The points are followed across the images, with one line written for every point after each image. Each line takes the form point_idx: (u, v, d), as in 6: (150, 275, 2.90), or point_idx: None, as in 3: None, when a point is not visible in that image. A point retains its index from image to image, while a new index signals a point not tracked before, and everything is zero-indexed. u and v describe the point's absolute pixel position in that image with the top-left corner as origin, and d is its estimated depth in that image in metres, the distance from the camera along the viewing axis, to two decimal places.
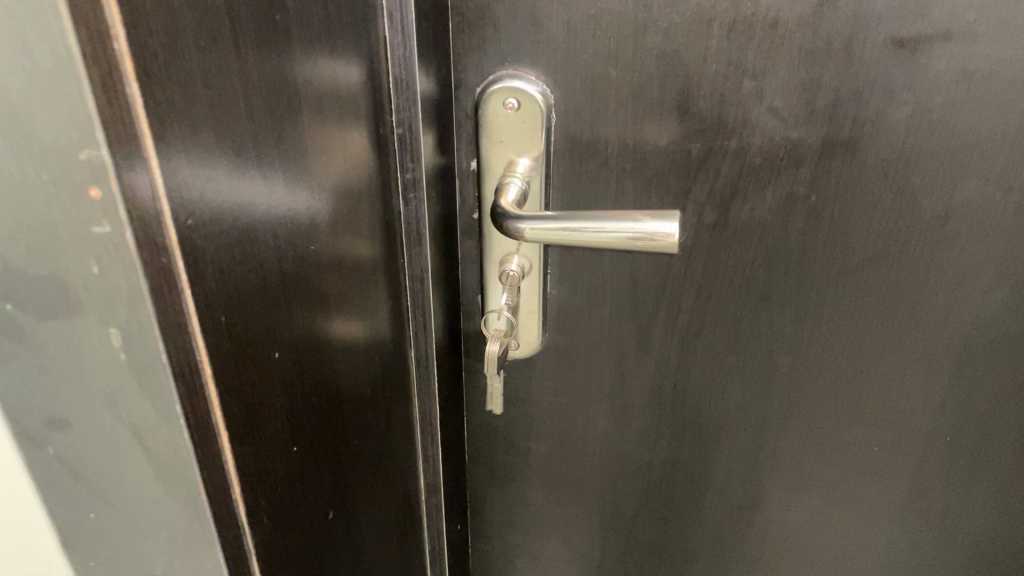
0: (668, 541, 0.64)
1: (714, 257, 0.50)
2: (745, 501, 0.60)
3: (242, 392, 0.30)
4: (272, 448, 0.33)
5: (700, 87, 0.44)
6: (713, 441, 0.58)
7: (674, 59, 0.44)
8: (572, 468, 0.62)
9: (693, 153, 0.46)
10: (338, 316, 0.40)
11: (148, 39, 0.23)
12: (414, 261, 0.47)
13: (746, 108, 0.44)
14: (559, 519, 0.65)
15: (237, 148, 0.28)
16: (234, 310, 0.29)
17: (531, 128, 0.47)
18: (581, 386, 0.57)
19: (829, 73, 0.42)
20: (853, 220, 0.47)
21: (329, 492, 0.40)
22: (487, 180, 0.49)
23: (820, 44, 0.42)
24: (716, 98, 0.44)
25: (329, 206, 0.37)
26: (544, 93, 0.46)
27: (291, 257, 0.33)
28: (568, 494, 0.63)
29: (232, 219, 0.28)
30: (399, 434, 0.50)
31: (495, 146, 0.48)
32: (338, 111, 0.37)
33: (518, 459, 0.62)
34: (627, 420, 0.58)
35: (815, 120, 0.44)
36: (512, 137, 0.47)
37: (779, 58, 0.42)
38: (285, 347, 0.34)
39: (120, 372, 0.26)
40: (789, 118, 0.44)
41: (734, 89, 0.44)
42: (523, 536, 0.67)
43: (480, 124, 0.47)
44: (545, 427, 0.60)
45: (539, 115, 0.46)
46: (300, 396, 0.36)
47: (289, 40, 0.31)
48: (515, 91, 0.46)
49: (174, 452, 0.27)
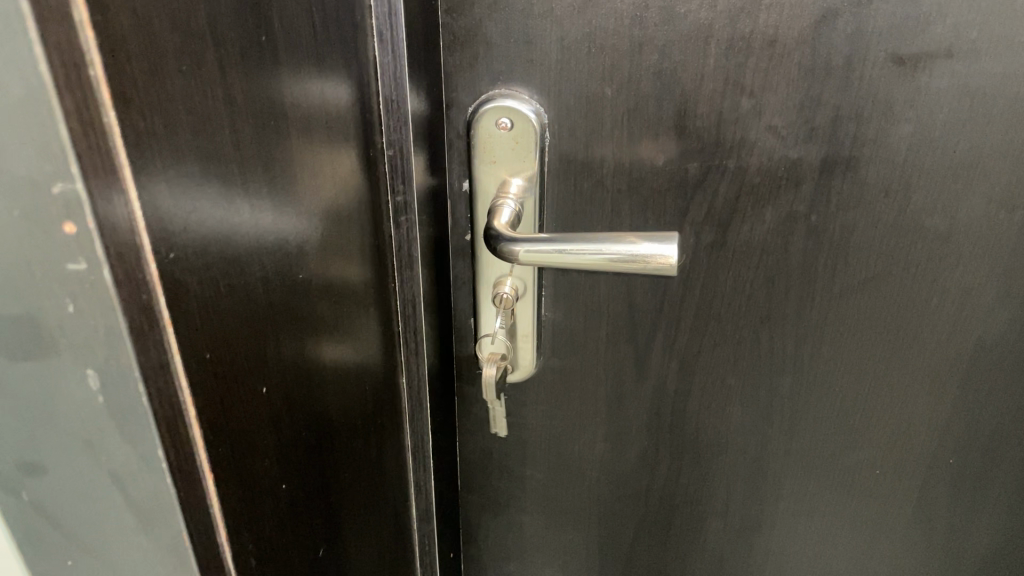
0: (668, 566, 0.63)
1: (713, 278, 0.49)
2: (747, 525, 0.59)
3: (230, 430, 0.29)
4: (261, 485, 0.32)
5: (697, 106, 0.43)
6: (714, 464, 0.57)
7: (671, 78, 0.43)
8: (568, 492, 0.60)
9: (691, 172, 0.45)
10: (328, 343, 0.38)
11: (127, 65, 0.21)
12: (406, 285, 0.46)
13: (745, 126, 0.43)
14: (555, 545, 0.63)
15: (223, 176, 0.27)
16: (219, 345, 0.27)
17: (524, 148, 0.46)
18: (577, 409, 0.56)
19: (830, 91, 0.41)
20: (854, 239, 0.46)
21: (319, 528, 0.38)
22: (481, 201, 0.48)
23: (820, 62, 0.41)
24: (714, 116, 0.43)
25: (318, 231, 0.36)
26: (538, 113, 0.45)
27: (278, 286, 0.32)
28: (565, 518, 0.62)
29: (218, 250, 0.27)
30: (390, 463, 0.49)
31: (488, 167, 0.46)
32: (327, 132, 0.35)
33: (513, 484, 0.61)
34: (625, 443, 0.57)
35: (814, 138, 0.43)
36: (504, 158, 0.46)
37: (779, 75, 0.42)
38: (274, 380, 0.32)
39: (98, 416, 0.25)
40: (789, 137, 0.43)
41: (733, 108, 0.43)
42: (519, 562, 0.65)
43: (473, 144, 0.46)
44: (540, 451, 0.59)
45: (531, 135, 0.45)
46: (289, 427, 0.34)
47: (276, 61, 0.30)
48: (507, 110, 0.45)
49: (156, 498, 0.26)
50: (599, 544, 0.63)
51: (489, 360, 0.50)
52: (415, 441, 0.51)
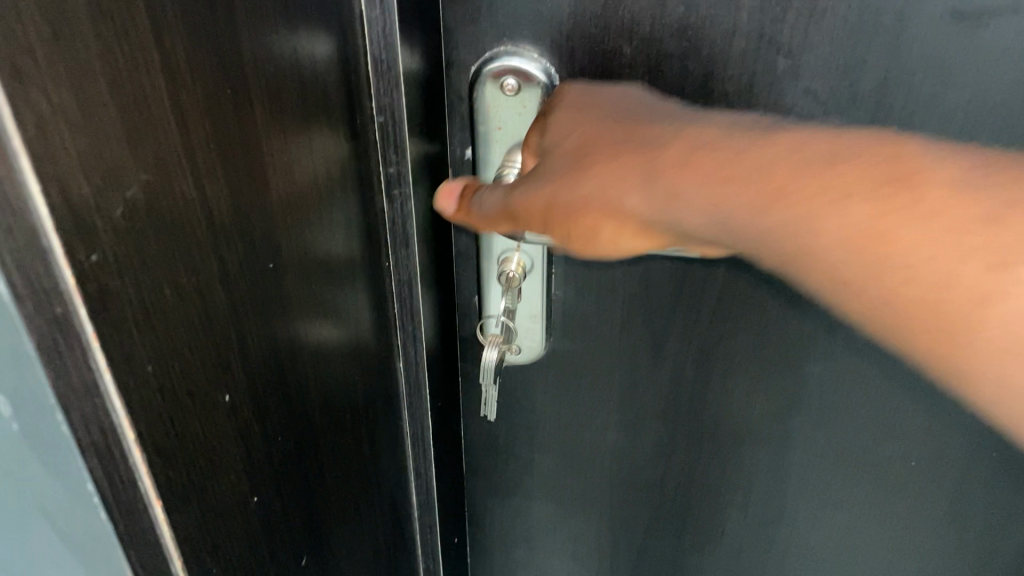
0: (683, 556, 0.60)
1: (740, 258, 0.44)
2: (769, 516, 0.55)
3: (185, 449, 0.25)
4: (226, 503, 0.28)
5: (727, 67, 0.38)
6: (734, 453, 0.53)
7: (699, 35, 0.38)
8: (579, 478, 0.57)
9: None
10: (308, 335, 0.34)
11: (18, 29, 0.17)
12: (400, 264, 0.42)
13: (780, 90, 0.39)
14: (565, 531, 0.61)
15: (163, 159, 0.23)
16: (167, 356, 0.24)
17: (532, 112, 0.41)
18: (589, 392, 0.52)
19: (877, 52, 0.36)
20: None
21: (299, 537, 0.35)
22: (485, 170, 0.43)
23: (868, 17, 0.36)
24: (745, 79, 0.39)
25: (292, 212, 0.32)
26: (547, 72, 0.40)
27: (243, 279, 0.28)
28: (575, 503, 0.58)
29: (160, 245, 0.23)
30: (385, 453, 0.45)
31: (493, 133, 0.42)
32: (301, 100, 0.31)
33: (521, 469, 0.57)
34: (639, 429, 0.53)
35: (858, 105, 0.38)
36: (511, 123, 0.41)
37: (819, 34, 0.37)
38: (240, 386, 0.28)
39: (14, 446, 0.21)
40: (829, 103, 0.38)
41: (767, 68, 0.38)
42: (527, 546, 0.63)
43: (476, 108, 0.41)
44: (550, 436, 0.55)
45: (540, 98, 0.41)
46: (259, 434, 0.30)
47: (232, 20, 0.26)
48: (513, 70, 0.40)
49: (92, 533, 0.23)
50: (609, 530, 0.60)
51: (490, 339, 0.46)
52: (415, 428, 0.48)
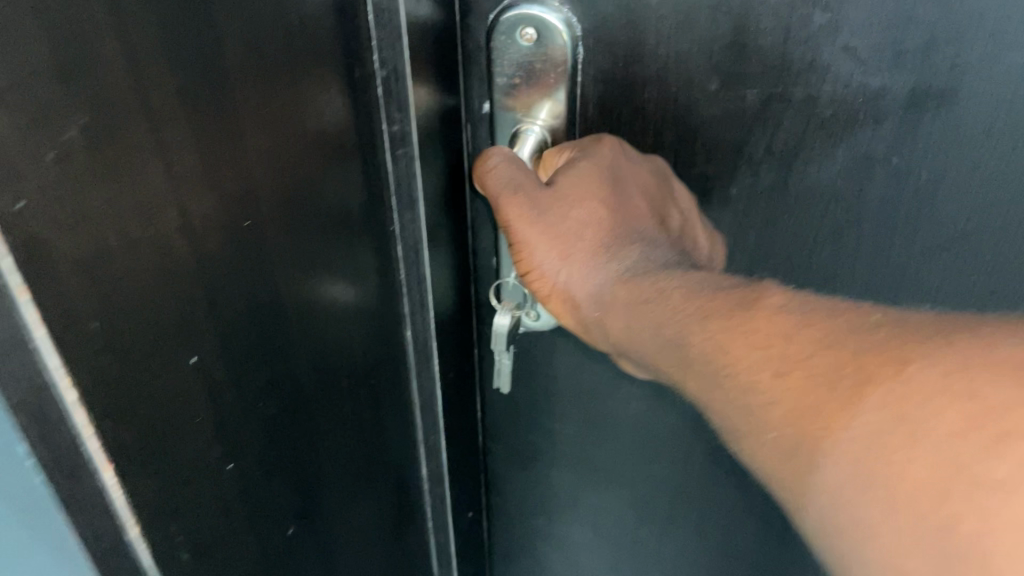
0: (710, 537, 0.57)
1: (772, 223, 0.41)
2: (758, 515, 0.54)
3: (140, 410, 0.24)
4: (196, 466, 0.27)
5: (759, 21, 0.35)
6: (730, 448, 0.51)
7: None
8: (604, 450, 0.55)
9: (750, 101, 0.38)
10: (297, 296, 0.33)
11: None
12: (407, 229, 0.40)
13: (817, 47, 0.35)
14: (589, 504, 0.59)
15: (103, 103, 0.21)
16: (115, 312, 0.22)
17: (553, 65, 0.39)
18: (589, 373, 0.51)
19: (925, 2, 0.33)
20: (945, 188, 0.38)
21: (286, 502, 0.34)
22: (503, 124, 0.41)
23: None
24: (778, 34, 0.35)
25: (277, 164, 0.30)
26: (569, 23, 0.38)
27: (213, 234, 0.26)
28: (568, 483, 0.58)
29: (102, 195, 0.21)
30: (390, 420, 0.44)
31: (512, 85, 0.40)
32: (286, 46, 0.29)
33: (544, 439, 0.56)
34: (634, 417, 0.52)
35: (903, 64, 0.35)
36: (529, 78, 0.40)
37: None
38: (210, 347, 0.27)
39: None
40: (870, 61, 0.35)
41: (802, 22, 0.35)
42: (550, 517, 0.61)
43: (494, 58, 0.39)
44: (573, 406, 0.53)
45: (560, 51, 0.38)
46: (236, 396, 0.29)
47: None
48: (533, 19, 0.38)
49: (29, 494, 0.21)
50: (600, 514, 0.59)
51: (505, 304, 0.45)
52: (424, 398, 0.46)
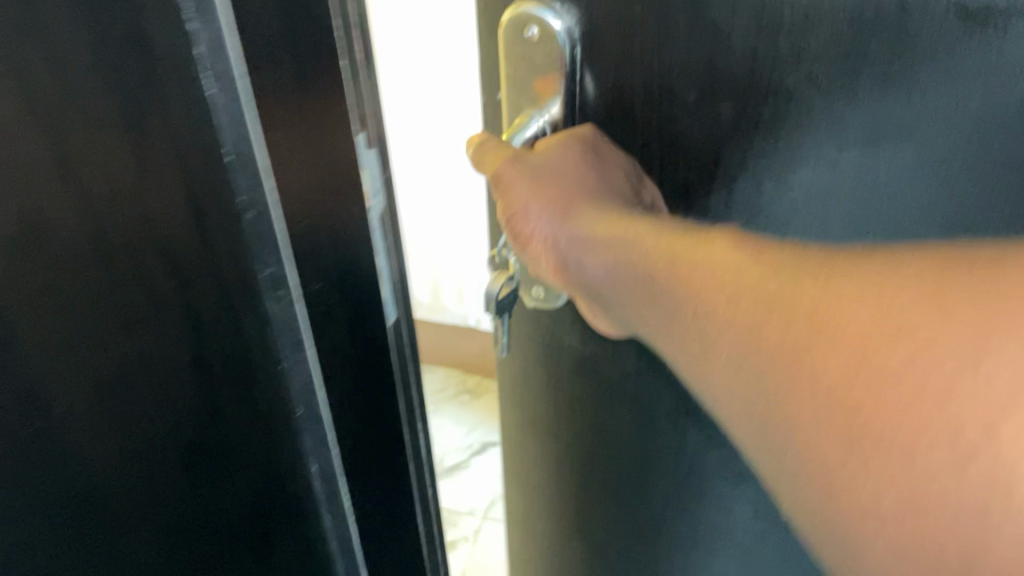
0: (679, 488, 0.61)
1: (775, 190, 0.45)
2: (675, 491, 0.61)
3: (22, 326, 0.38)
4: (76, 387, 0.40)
5: (732, 43, 0.41)
6: (655, 428, 0.58)
7: (713, 10, 0.40)
8: (590, 399, 0.60)
9: (724, 114, 0.43)
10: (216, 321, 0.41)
11: None
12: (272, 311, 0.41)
13: (782, 73, 0.41)
14: (574, 448, 0.65)
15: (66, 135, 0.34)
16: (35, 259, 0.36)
17: (551, 61, 0.45)
18: (543, 347, 0.60)
19: (881, 40, 0.38)
20: (923, 178, 0.42)
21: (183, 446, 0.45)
22: (513, 108, 0.48)
23: (869, 7, 0.37)
24: (748, 58, 0.41)
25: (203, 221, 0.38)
26: (569, 33, 0.44)
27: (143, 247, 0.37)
28: (521, 429, 0.67)
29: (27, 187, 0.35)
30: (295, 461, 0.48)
31: (515, 75, 0.47)
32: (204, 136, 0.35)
33: (540, 383, 0.62)
34: (587, 390, 0.60)
35: (858, 96, 0.40)
36: (530, 70, 0.46)
37: (822, 21, 0.38)
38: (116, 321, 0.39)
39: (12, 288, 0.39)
40: (830, 91, 0.40)
41: (770, 49, 0.40)
42: (543, 456, 0.68)
43: (505, 50, 0.46)
44: (564, 356, 0.59)
45: (557, 54, 0.44)
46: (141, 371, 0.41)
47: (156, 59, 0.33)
48: (537, 21, 0.44)
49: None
50: (559, 473, 0.68)
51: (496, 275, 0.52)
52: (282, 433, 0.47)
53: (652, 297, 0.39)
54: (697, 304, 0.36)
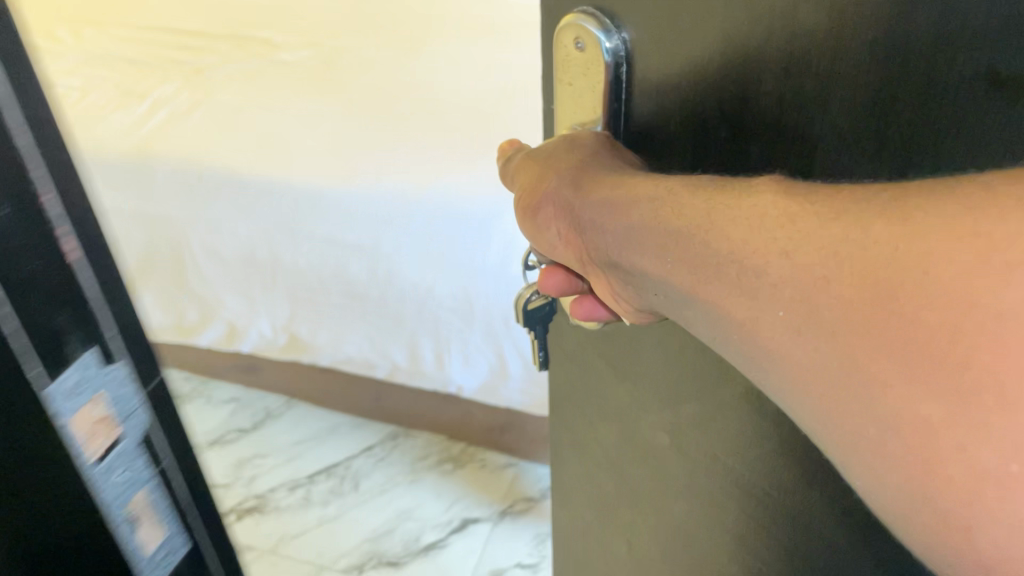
0: (708, 484, 0.62)
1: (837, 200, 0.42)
2: (770, 523, 0.57)
3: None
4: None
5: (763, 81, 0.43)
6: (746, 447, 0.55)
7: (744, 47, 0.43)
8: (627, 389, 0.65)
9: (756, 152, 0.45)
10: None
11: None
12: None
13: (810, 122, 0.42)
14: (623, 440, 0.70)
15: None
16: None
17: (595, 72, 0.50)
18: (630, 359, 0.63)
19: (906, 102, 0.37)
20: None
21: None
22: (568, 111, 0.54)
23: (897, 63, 0.37)
24: (777, 99, 0.43)
25: None
26: (612, 58, 0.49)
27: None
28: (590, 422, 0.73)
29: None
30: None
31: (570, 82, 0.52)
32: None
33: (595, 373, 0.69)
34: (624, 378, 0.65)
35: (880, 159, 0.39)
36: (579, 89, 0.52)
37: (847, 76, 0.39)
38: None
39: None
40: (855, 148, 0.40)
41: (799, 95, 0.41)
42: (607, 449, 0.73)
43: (561, 58, 0.52)
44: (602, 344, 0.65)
45: (601, 76, 0.50)
46: None
47: None
48: (584, 34, 0.49)
49: None
50: (642, 482, 0.70)
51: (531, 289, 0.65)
52: None
53: (685, 263, 0.41)
54: (740, 269, 0.39)
